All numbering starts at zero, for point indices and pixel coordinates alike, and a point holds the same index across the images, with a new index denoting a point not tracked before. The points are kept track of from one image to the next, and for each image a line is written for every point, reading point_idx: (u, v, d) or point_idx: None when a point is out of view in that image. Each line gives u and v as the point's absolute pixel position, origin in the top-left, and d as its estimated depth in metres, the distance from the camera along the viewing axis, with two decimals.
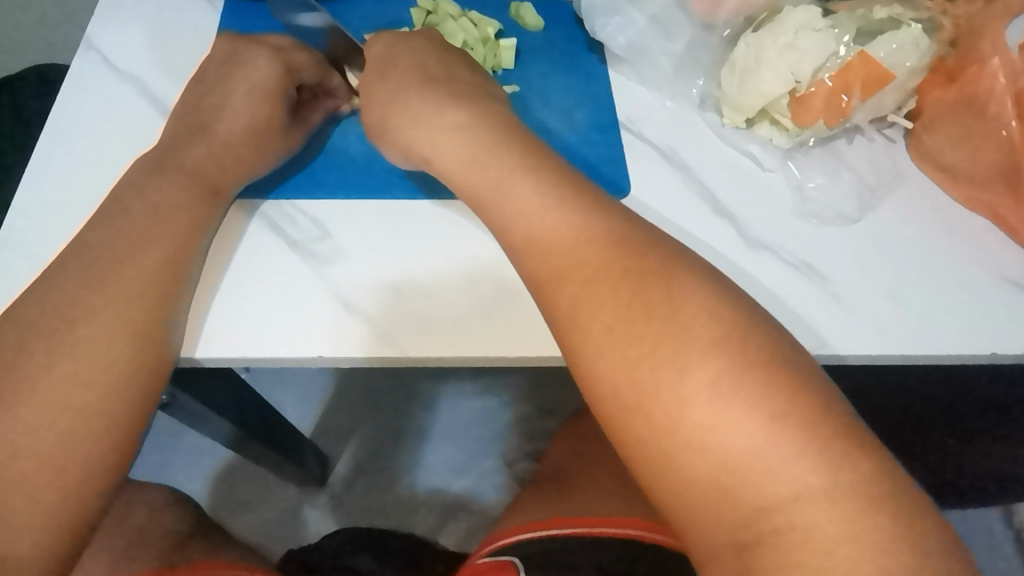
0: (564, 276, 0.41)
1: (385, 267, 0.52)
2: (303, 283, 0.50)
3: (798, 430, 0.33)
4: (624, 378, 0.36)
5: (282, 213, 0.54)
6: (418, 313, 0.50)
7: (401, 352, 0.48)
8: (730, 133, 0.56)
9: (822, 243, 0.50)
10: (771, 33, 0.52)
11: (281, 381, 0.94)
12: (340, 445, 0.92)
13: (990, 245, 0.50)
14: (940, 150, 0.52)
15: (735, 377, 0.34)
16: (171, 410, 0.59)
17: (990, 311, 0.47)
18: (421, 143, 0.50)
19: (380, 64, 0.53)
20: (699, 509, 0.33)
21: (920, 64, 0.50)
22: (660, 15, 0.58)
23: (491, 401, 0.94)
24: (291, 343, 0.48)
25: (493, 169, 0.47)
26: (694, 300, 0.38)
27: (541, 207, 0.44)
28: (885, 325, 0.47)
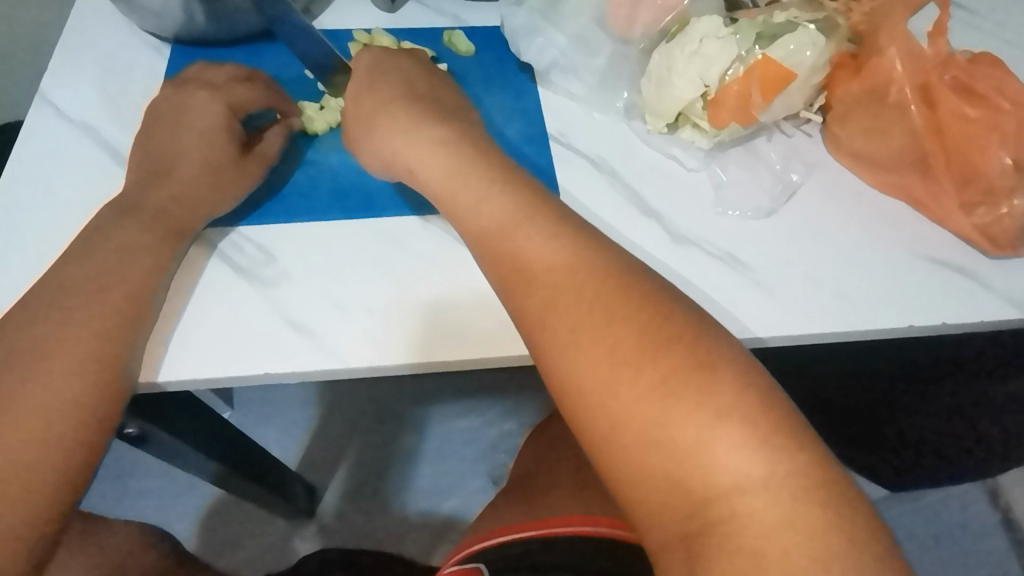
0: (530, 279, 0.38)
1: (317, 279, 0.48)
2: (244, 303, 0.47)
3: (742, 424, 0.31)
4: (606, 376, 0.34)
5: (226, 239, 0.49)
6: (369, 326, 0.46)
7: (344, 363, 0.45)
8: (653, 138, 0.56)
9: (741, 232, 0.51)
10: (678, 44, 0.52)
11: (264, 420, 1.02)
12: (327, 477, 1.00)
13: (905, 225, 0.52)
14: (854, 139, 0.54)
15: (701, 381, 0.32)
16: (141, 443, 0.66)
17: (912, 289, 0.49)
18: (405, 156, 0.46)
19: (368, 75, 0.50)
20: (646, 498, 0.32)
21: (820, 62, 0.52)
22: (580, 34, 0.58)
23: (478, 420, 1.03)
24: (230, 364, 0.44)
25: (470, 182, 0.43)
26: (654, 297, 0.36)
27: (521, 208, 0.41)
28: (805, 304, 0.48)
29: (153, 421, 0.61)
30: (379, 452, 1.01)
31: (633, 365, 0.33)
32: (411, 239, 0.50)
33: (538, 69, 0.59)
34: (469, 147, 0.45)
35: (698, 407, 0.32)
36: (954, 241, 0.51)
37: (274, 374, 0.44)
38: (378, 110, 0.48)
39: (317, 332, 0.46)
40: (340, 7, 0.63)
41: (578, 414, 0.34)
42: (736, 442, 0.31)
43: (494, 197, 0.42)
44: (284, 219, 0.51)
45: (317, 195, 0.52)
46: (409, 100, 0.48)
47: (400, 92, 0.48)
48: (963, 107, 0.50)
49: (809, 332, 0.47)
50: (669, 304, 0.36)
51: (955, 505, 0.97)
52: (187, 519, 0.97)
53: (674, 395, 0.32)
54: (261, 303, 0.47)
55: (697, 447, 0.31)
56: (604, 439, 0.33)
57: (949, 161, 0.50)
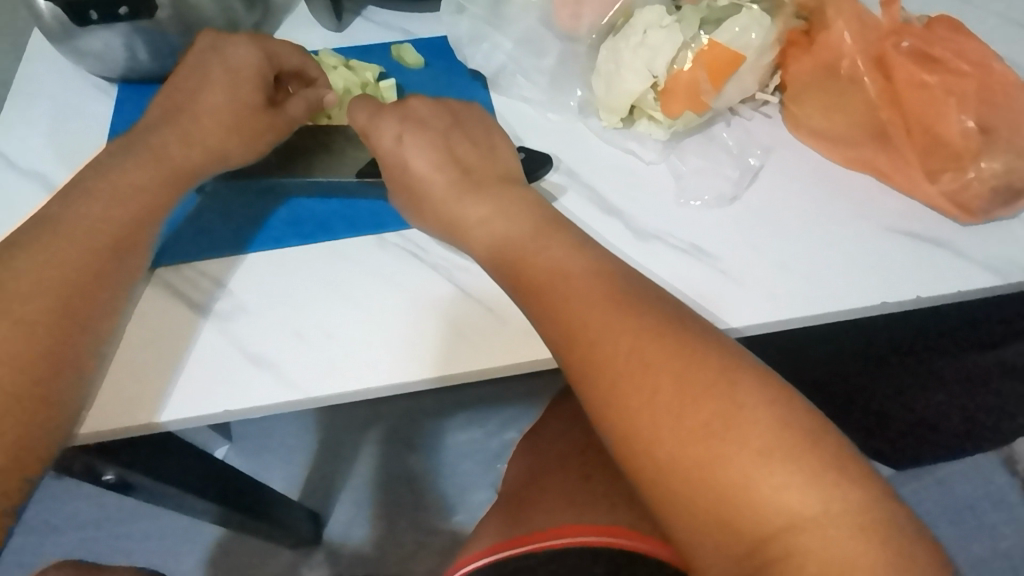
0: (568, 327, 0.37)
1: (277, 311, 0.47)
2: (195, 339, 0.46)
3: (788, 460, 0.31)
4: (647, 420, 0.33)
5: (181, 276, 0.48)
6: (350, 357, 0.45)
7: (305, 394, 0.43)
8: (610, 134, 0.55)
9: (707, 222, 0.50)
10: (623, 37, 0.51)
11: (262, 452, 1.01)
12: (330, 502, 0.99)
13: (870, 197, 0.50)
14: (813, 117, 0.52)
15: (748, 424, 0.32)
16: (127, 489, 0.65)
17: (881, 262, 0.47)
18: (462, 228, 0.45)
19: (391, 158, 0.47)
20: (699, 539, 0.31)
21: (768, 42, 0.51)
22: (527, 35, 0.57)
23: (478, 432, 1.02)
24: (187, 403, 0.43)
25: (516, 243, 0.42)
26: (690, 338, 0.35)
27: (563, 269, 0.39)
28: (773, 289, 0.46)
29: (133, 466, 0.60)
30: (380, 473, 1.00)
31: (671, 411, 0.33)
32: (368, 259, 0.49)
33: (489, 75, 0.58)
34: (517, 209, 0.44)
35: (745, 447, 0.31)
36: (925, 211, 0.49)
37: (236, 410, 0.43)
38: (413, 192, 0.47)
39: (287, 369, 0.44)
40: (287, 33, 0.63)
41: (626, 459, 0.34)
42: (787, 480, 0.30)
43: (516, 249, 0.42)
44: (229, 248, 0.50)
45: (269, 222, 0.51)
46: (436, 167, 0.46)
47: (424, 162, 0.46)
48: (920, 74, 0.49)
49: (786, 319, 0.45)
50: (700, 342, 0.35)
51: (972, 475, 0.94)
52: (194, 558, 0.96)
53: (714, 436, 0.32)
54: (217, 339, 0.45)
55: (748, 488, 0.31)
56: (649, 482, 0.33)
57: (910, 132, 0.49)
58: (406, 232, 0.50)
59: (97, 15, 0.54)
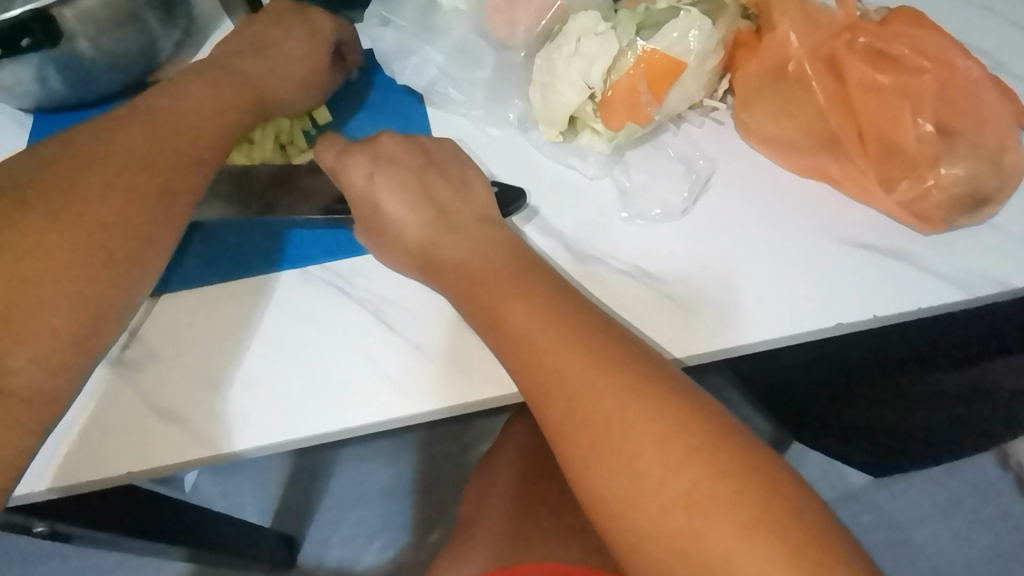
0: (545, 382, 0.35)
1: (193, 359, 0.43)
2: (103, 392, 0.42)
3: (768, 532, 0.29)
4: (624, 487, 0.32)
5: None
6: (276, 407, 0.41)
7: (217, 450, 0.40)
8: (550, 148, 0.51)
9: (654, 241, 0.47)
10: (555, 46, 0.48)
11: (230, 479, 0.98)
12: (304, 526, 0.96)
13: (827, 208, 0.47)
14: (764, 124, 0.49)
15: (732, 493, 0.30)
16: (66, 538, 0.61)
17: (838, 280, 0.44)
18: (432, 268, 0.42)
19: (363, 201, 0.44)
20: None
21: (710, 45, 0.47)
22: (459, 46, 0.54)
23: (453, 448, 0.98)
24: (90, 466, 0.40)
25: (487, 286, 0.39)
26: (671, 398, 0.33)
27: (541, 319, 0.36)
28: (723, 315, 0.44)
29: (66, 517, 0.56)
30: (353, 495, 0.96)
31: (653, 475, 0.31)
32: (293, 296, 0.45)
33: (421, 90, 0.54)
34: (494, 249, 0.41)
35: (722, 519, 0.30)
36: (882, 221, 0.46)
37: (147, 471, 0.40)
38: (383, 233, 0.44)
39: (205, 424, 0.41)
40: None
41: (602, 523, 0.32)
42: (765, 555, 0.29)
43: (484, 291, 0.39)
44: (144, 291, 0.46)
45: (187, 259, 0.47)
46: (414, 207, 0.43)
47: (400, 201, 0.43)
48: (874, 74, 0.46)
49: (733, 347, 0.43)
50: (679, 401, 0.33)
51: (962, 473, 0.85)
52: None
53: (697, 509, 0.30)
54: (127, 393, 0.42)
55: (728, 564, 0.29)
56: (626, 546, 0.32)
57: (863, 139, 0.46)
58: (331, 264, 0.46)
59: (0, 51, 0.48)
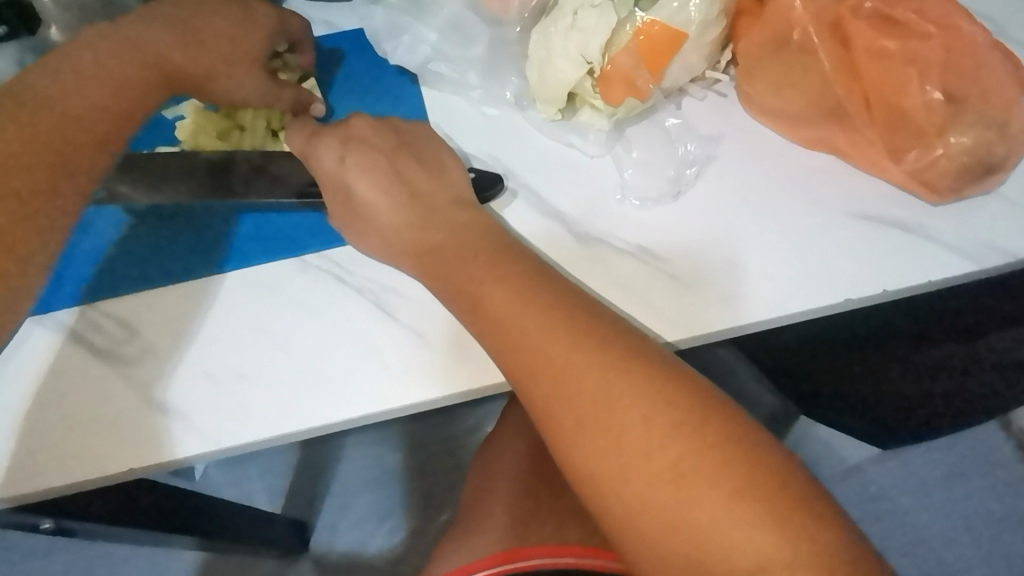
0: (528, 363, 0.34)
1: (185, 351, 0.42)
2: (97, 388, 0.41)
3: (758, 503, 0.29)
4: (614, 468, 0.31)
5: (83, 319, 0.44)
6: (268, 397, 0.41)
7: (217, 444, 0.40)
8: (548, 126, 0.50)
9: (655, 220, 0.46)
10: (551, 19, 0.46)
11: (236, 466, 0.97)
12: (311, 511, 0.96)
13: (836, 181, 0.46)
14: (767, 94, 0.48)
15: (721, 468, 0.30)
16: (72, 532, 0.61)
17: (847, 253, 0.43)
18: (408, 250, 0.41)
19: (334, 185, 0.43)
20: None
21: (712, 14, 0.45)
22: (453, 22, 0.52)
23: (460, 429, 0.98)
24: (88, 464, 0.39)
25: (466, 270, 0.38)
26: (656, 375, 0.33)
27: (524, 300, 0.35)
28: (729, 292, 0.43)
29: (72, 512, 0.56)
30: (359, 479, 0.96)
31: (642, 453, 0.30)
32: (286, 284, 0.45)
33: (415, 70, 0.53)
34: (470, 233, 0.40)
35: (712, 492, 0.29)
36: (889, 192, 0.45)
37: (141, 467, 0.39)
38: (356, 218, 0.43)
39: (199, 416, 0.40)
40: None
41: (593, 508, 0.32)
42: (755, 525, 0.29)
43: (463, 273, 0.38)
44: (139, 284, 0.45)
45: (178, 250, 0.46)
46: (386, 189, 0.42)
47: (372, 182, 0.42)
48: (881, 40, 0.45)
49: (740, 325, 0.42)
50: (664, 377, 0.33)
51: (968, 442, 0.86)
52: None
53: (688, 484, 0.30)
54: (122, 387, 0.41)
55: (720, 538, 0.29)
56: (619, 526, 0.31)
57: (869, 107, 0.45)
58: (328, 252, 0.45)
59: None
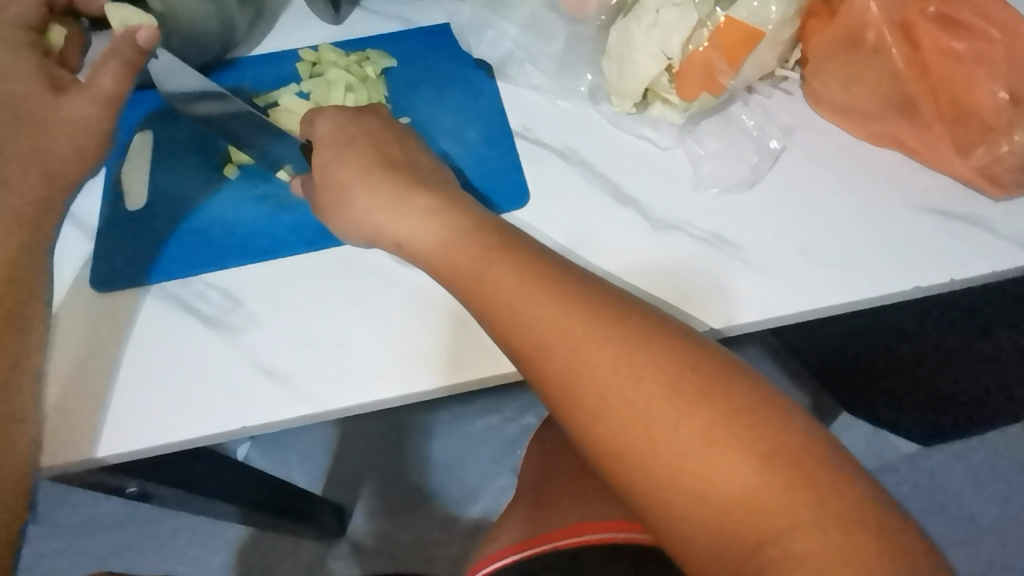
0: (547, 340, 0.34)
1: (285, 321, 0.45)
2: (205, 353, 0.44)
3: (785, 463, 0.29)
4: (641, 435, 0.31)
5: (189, 290, 0.47)
6: (359, 365, 0.43)
7: (320, 407, 0.42)
8: (622, 120, 0.53)
9: (727, 208, 0.48)
10: (634, 17, 0.48)
11: (283, 448, 1.01)
12: (350, 495, 0.99)
13: (904, 175, 0.48)
14: (835, 91, 0.50)
15: (745, 430, 0.30)
16: (148, 496, 0.64)
17: (915, 245, 0.45)
18: (394, 230, 0.41)
19: (326, 158, 0.45)
20: (700, 547, 0.30)
21: (789, 14, 0.48)
22: (535, 17, 0.54)
23: (498, 418, 1.01)
24: (198, 421, 0.42)
25: (469, 249, 0.38)
26: (666, 350, 0.33)
27: (529, 279, 0.36)
28: (797, 278, 0.45)
29: (155, 476, 0.59)
30: (401, 464, 0.99)
31: (667, 423, 0.31)
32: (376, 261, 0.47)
33: (494, 64, 0.56)
34: (464, 211, 0.40)
35: (737, 454, 0.30)
36: (953, 186, 0.47)
37: (250, 426, 0.42)
38: (347, 188, 0.43)
39: (299, 381, 0.43)
40: (285, 27, 0.62)
41: (622, 477, 0.32)
42: (782, 486, 0.29)
43: (469, 249, 0.38)
44: (243, 257, 0.48)
45: (274, 228, 0.49)
46: (378, 171, 0.43)
47: (364, 162, 0.43)
48: (948, 41, 0.46)
49: (811, 310, 0.44)
50: (674, 351, 0.33)
51: None
52: (220, 555, 0.96)
53: (714, 447, 0.30)
54: (229, 353, 0.44)
55: (751, 497, 0.29)
56: (647, 491, 0.31)
57: (938, 103, 0.47)
58: None
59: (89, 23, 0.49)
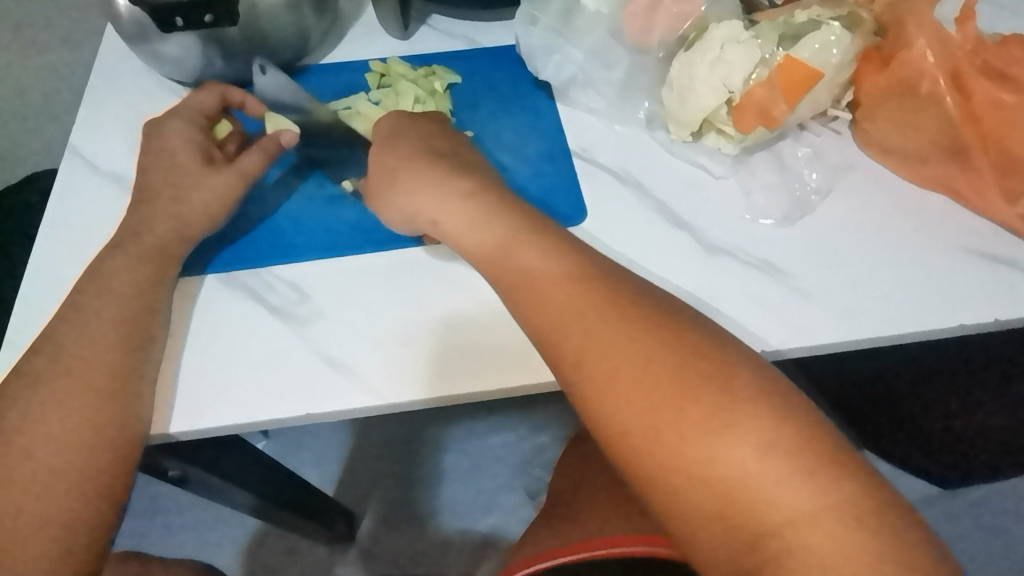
0: (560, 329, 0.37)
1: (352, 316, 0.47)
2: (273, 341, 0.46)
3: (789, 451, 0.31)
4: (648, 416, 0.33)
5: (258, 281, 0.49)
6: (419, 363, 0.45)
7: (382, 401, 0.44)
8: (678, 147, 0.55)
9: (779, 238, 0.50)
10: (699, 50, 0.51)
11: (299, 449, 1.02)
12: (361, 502, 0.99)
13: (950, 219, 0.50)
14: (885, 135, 0.52)
15: (751, 417, 0.32)
16: (180, 482, 0.65)
17: (961, 285, 0.47)
18: (429, 209, 0.45)
19: (379, 149, 0.49)
20: (693, 528, 0.31)
21: (846, 59, 0.51)
22: (597, 47, 0.57)
23: (512, 435, 1.02)
24: (264, 406, 0.44)
25: (499, 236, 0.41)
26: (682, 337, 0.35)
27: (557, 265, 0.39)
28: (845, 309, 0.46)
29: (195, 462, 0.60)
30: (415, 474, 1.00)
31: (673, 404, 0.32)
32: (437, 265, 0.49)
33: (556, 86, 0.58)
34: (496, 198, 0.44)
35: (740, 439, 0.31)
36: (996, 232, 0.49)
37: (314, 414, 0.44)
38: (396, 173, 0.47)
39: (362, 374, 0.45)
40: (353, 40, 0.65)
41: (627, 457, 0.33)
42: (786, 476, 0.30)
43: (503, 236, 0.41)
44: (312, 253, 0.50)
45: (340, 227, 0.52)
46: (427, 158, 0.47)
47: (414, 151, 0.47)
48: (999, 93, 0.48)
49: (857, 340, 0.45)
50: (687, 338, 0.35)
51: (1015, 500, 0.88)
52: (229, 552, 0.96)
53: (717, 432, 0.31)
54: (295, 343, 0.46)
55: (750, 485, 0.30)
56: (649, 474, 0.32)
57: (987, 151, 0.49)
58: None
59: (182, 20, 0.53)
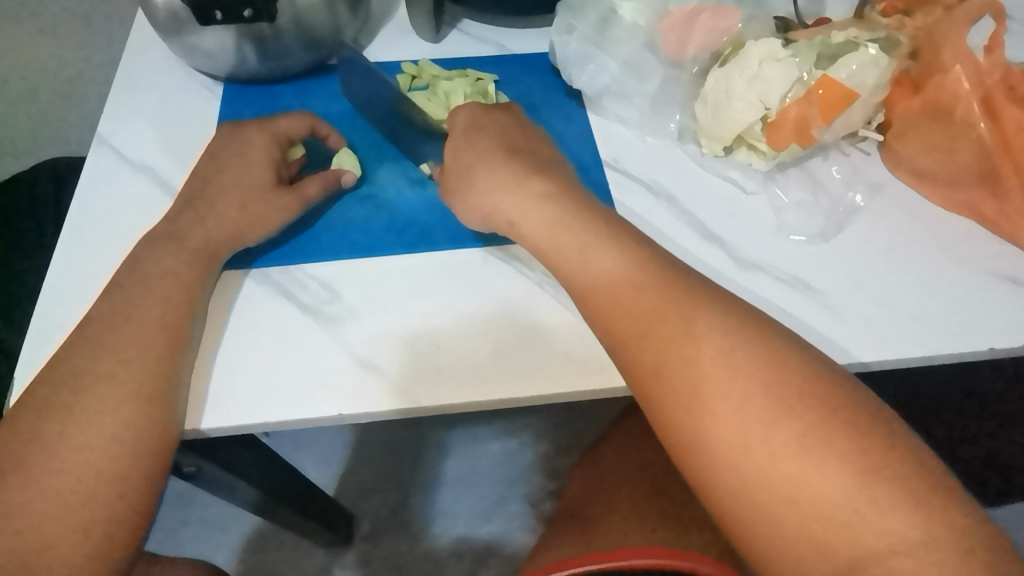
0: (638, 334, 0.36)
1: (389, 317, 0.47)
2: (306, 338, 0.46)
3: (891, 479, 0.29)
4: (733, 430, 0.32)
5: (289, 279, 0.49)
6: (459, 366, 0.45)
7: (418, 403, 0.43)
8: (710, 161, 0.55)
9: (810, 256, 0.50)
10: (736, 67, 0.52)
11: (300, 448, 1.02)
12: (362, 504, 0.99)
13: (978, 244, 0.50)
14: (916, 156, 0.53)
15: (846, 439, 0.30)
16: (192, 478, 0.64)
17: (990, 308, 0.47)
18: (503, 208, 0.45)
19: (457, 142, 0.49)
20: (775, 548, 0.30)
21: (882, 80, 0.51)
22: (632, 58, 0.58)
23: (515, 442, 1.02)
24: (296, 404, 0.43)
25: (573, 239, 0.41)
26: (769, 350, 0.34)
27: (638, 270, 0.38)
28: (878, 329, 0.46)
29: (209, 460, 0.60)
30: (417, 478, 1.00)
31: (761, 420, 0.31)
32: (474, 270, 0.50)
33: (589, 95, 0.58)
34: (574, 199, 0.43)
35: (832, 460, 0.30)
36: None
37: (348, 414, 0.43)
38: (474, 167, 0.47)
39: (398, 376, 0.44)
40: (384, 41, 0.65)
41: (702, 471, 0.32)
42: (883, 503, 0.29)
43: (581, 239, 0.41)
44: (346, 253, 0.51)
45: (373, 230, 0.52)
46: (507, 154, 0.47)
47: (493, 147, 0.47)
48: None
49: (891, 360, 0.45)
50: (779, 353, 0.34)
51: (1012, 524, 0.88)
52: (226, 550, 0.95)
53: (810, 450, 0.30)
54: (327, 343, 0.46)
55: (840, 507, 0.29)
56: (723, 488, 0.31)
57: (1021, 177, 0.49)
58: (510, 248, 0.51)
59: (221, 15, 0.52)
